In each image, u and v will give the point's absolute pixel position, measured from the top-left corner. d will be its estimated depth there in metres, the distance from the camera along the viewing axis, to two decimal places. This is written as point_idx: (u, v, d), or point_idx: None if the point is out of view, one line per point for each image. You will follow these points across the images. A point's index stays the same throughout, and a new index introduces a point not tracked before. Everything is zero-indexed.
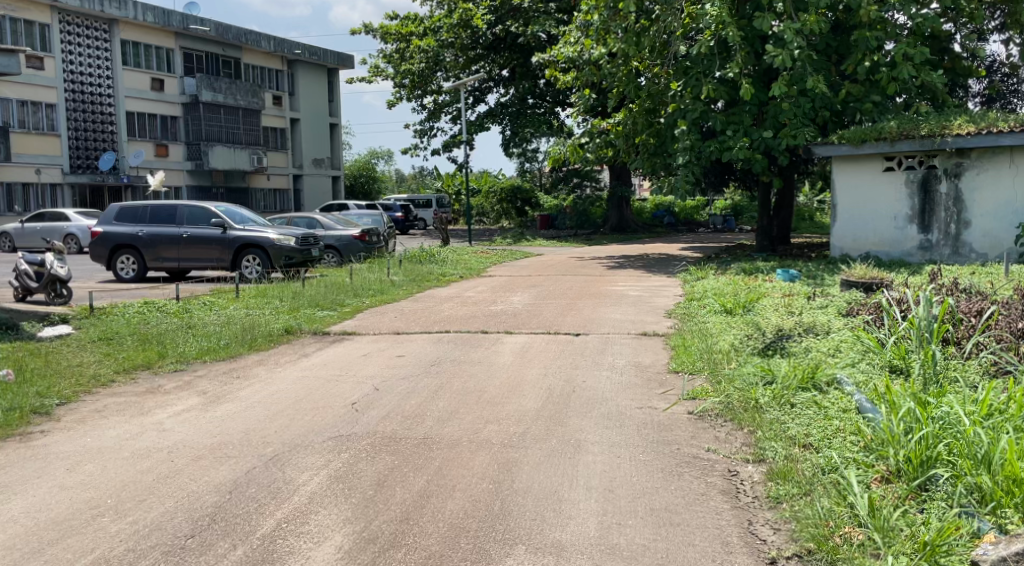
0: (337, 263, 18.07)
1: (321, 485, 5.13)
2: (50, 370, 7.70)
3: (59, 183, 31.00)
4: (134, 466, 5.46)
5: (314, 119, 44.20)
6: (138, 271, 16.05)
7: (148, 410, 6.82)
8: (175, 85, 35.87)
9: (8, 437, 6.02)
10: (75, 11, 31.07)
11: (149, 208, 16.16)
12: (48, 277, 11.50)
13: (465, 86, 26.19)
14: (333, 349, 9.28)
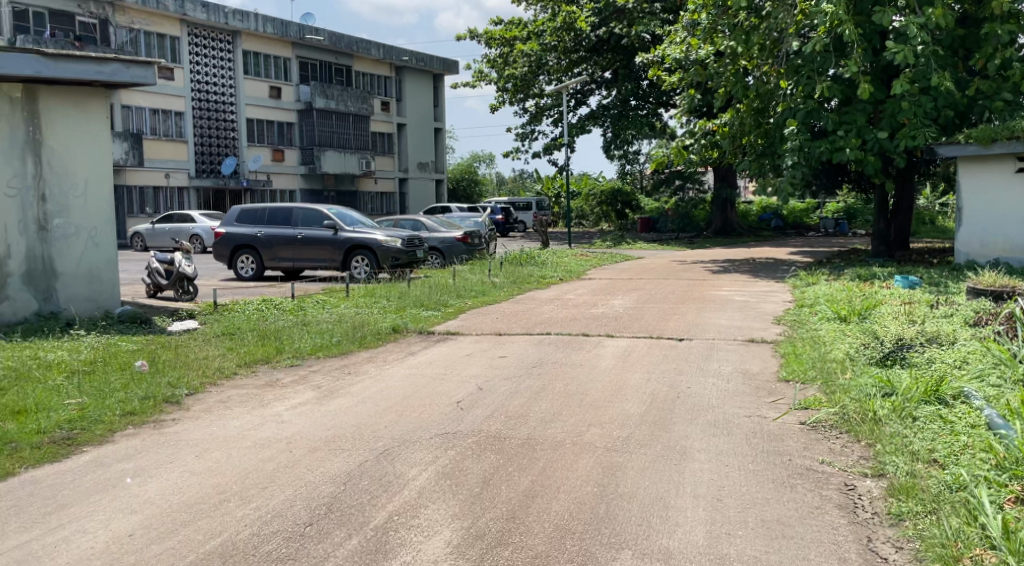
0: (440, 264, 18.39)
1: (429, 480, 5.24)
2: (179, 362, 8.14)
3: (185, 187, 32.66)
4: (257, 455, 5.72)
5: (420, 123, 45.07)
6: (256, 270, 16.73)
7: (267, 402, 7.13)
8: (292, 93, 37.28)
9: (143, 424, 6.39)
10: (202, 24, 32.82)
11: (267, 210, 16.85)
12: (176, 275, 12.16)
13: (568, 89, 26.25)
14: (438, 348, 9.46)
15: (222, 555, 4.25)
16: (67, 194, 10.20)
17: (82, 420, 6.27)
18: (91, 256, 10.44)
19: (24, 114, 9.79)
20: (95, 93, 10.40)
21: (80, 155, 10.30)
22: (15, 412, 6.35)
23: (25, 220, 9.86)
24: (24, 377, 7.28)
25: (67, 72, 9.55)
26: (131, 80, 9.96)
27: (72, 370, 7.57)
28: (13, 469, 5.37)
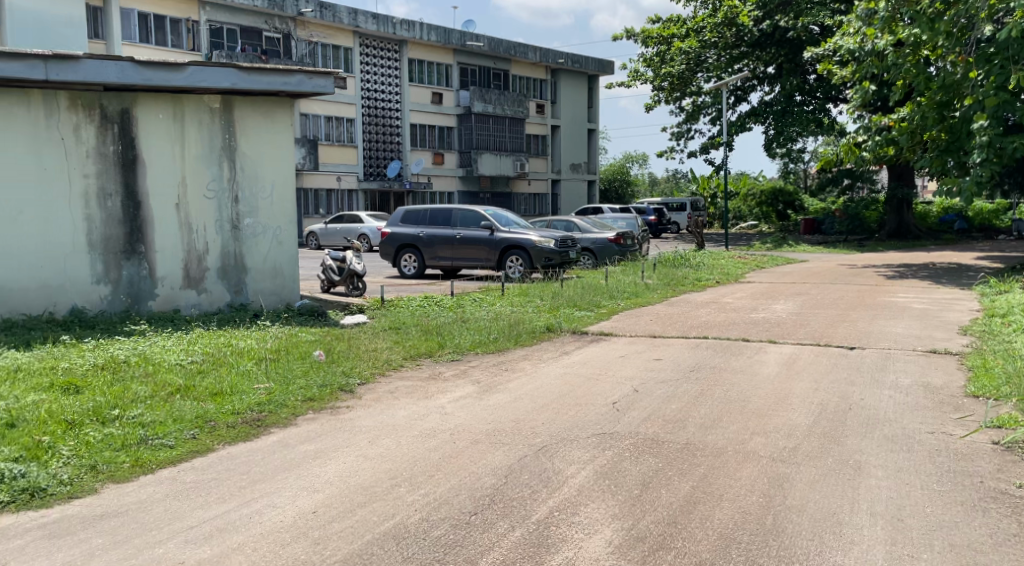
0: (593, 265, 18.39)
1: (588, 479, 5.24)
2: (352, 354, 8.56)
3: (354, 189, 34.25)
4: (424, 444, 5.93)
5: (575, 124, 45.16)
6: (418, 268, 17.28)
7: (432, 395, 7.36)
8: (452, 98, 38.31)
9: (321, 410, 6.76)
10: (372, 34, 34.39)
11: (429, 211, 17.40)
12: (348, 272, 12.82)
13: (728, 85, 25.58)
14: (593, 349, 9.45)
15: (395, 538, 4.43)
16: (256, 196, 10.93)
17: (270, 403, 6.71)
18: (275, 253, 11.13)
19: (222, 123, 10.61)
20: (284, 103, 11.04)
21: (270, 162, 10.99)
22: (213, 393, 6.88)
23: (220, 219, 10.70)
24: (218, 362, 7.88)
25: (258, 84, 10.23)
26: (313, 90, 10.50)
27: (259, 358, 8.11)
28: (213, 446, 5.81)
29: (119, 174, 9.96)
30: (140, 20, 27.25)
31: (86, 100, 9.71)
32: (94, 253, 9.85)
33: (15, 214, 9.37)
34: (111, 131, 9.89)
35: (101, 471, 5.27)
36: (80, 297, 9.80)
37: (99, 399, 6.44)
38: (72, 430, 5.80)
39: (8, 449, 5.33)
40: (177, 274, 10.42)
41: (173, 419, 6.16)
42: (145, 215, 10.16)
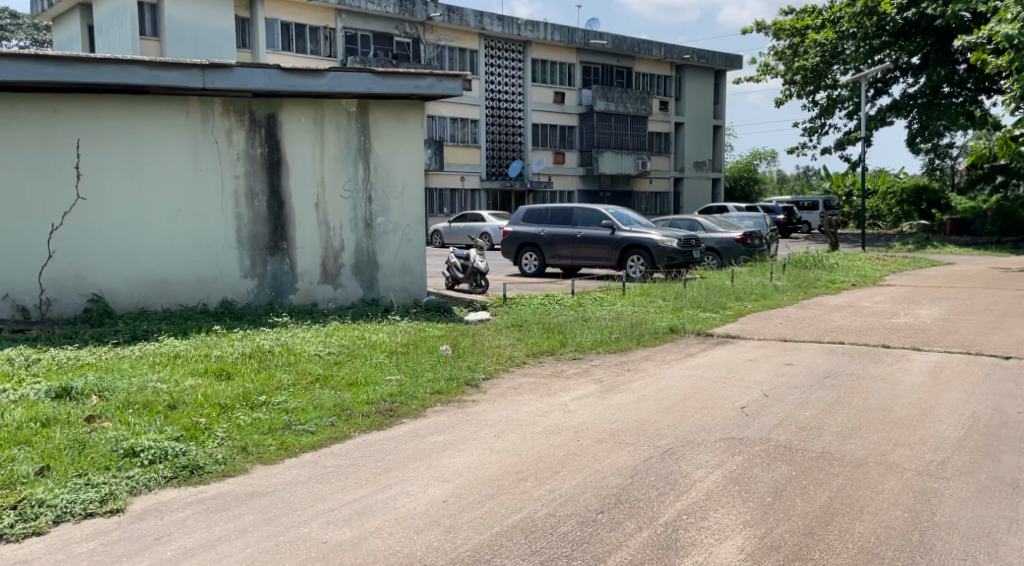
0: (717, 266, 17.96)
1: (717, 484, 5.10)
2: (477, 349, 8.66)
3: (477, 189, 34.74)
4: (549, 440, 5.93)
5: (701, 122, 44.22)
6: (538, 267, 17.33)
7: (555, 392, 7.35)
8: (574, 97, 38.29)
9: (448, 402, 6.88)
10: (497, 36, 34.80)
11: (551, 210, 17.40)
12: (471, 270, 13.01)
13: (867, 78, 24.42)
14: (719, 351, 9.21)
15: (523, 531, 4.44)
16: (388, 195, 11.23)
17: (401, 395, 6.87)
18: (405, 251, 11.40)
19: (358, 126, 10.95)
20: (415, 105, 11.28)
21: (401, 163, 11.26)
22: (349, 383, 7.12)
23: (355, 218, 11.06)
24: (353, 354, 8.14)
25: (392, 87, 10.50)
26: (443, 92, 10.69)
27: (391, 351, 8.33)
28: (350, 433, 6.01)
29: (265, 175, 10.46)
30: (282, 28, 28.60)
31: (236, 106, 10.23)
32: (242, 249, 10.39)
33: (174, 212, 9.98)
34: (258, 135, 10.38)
35: (251, 452, 5.54)
36: (230, 289, 10.36)
37: (248, 385, 6.78)
38: (225, 414, 6.12)
39: (170, 428, 5.68)
40: (315, 269, 10.85)
41: (313, 407, 6.41)
42: (287, 213, 10.63)
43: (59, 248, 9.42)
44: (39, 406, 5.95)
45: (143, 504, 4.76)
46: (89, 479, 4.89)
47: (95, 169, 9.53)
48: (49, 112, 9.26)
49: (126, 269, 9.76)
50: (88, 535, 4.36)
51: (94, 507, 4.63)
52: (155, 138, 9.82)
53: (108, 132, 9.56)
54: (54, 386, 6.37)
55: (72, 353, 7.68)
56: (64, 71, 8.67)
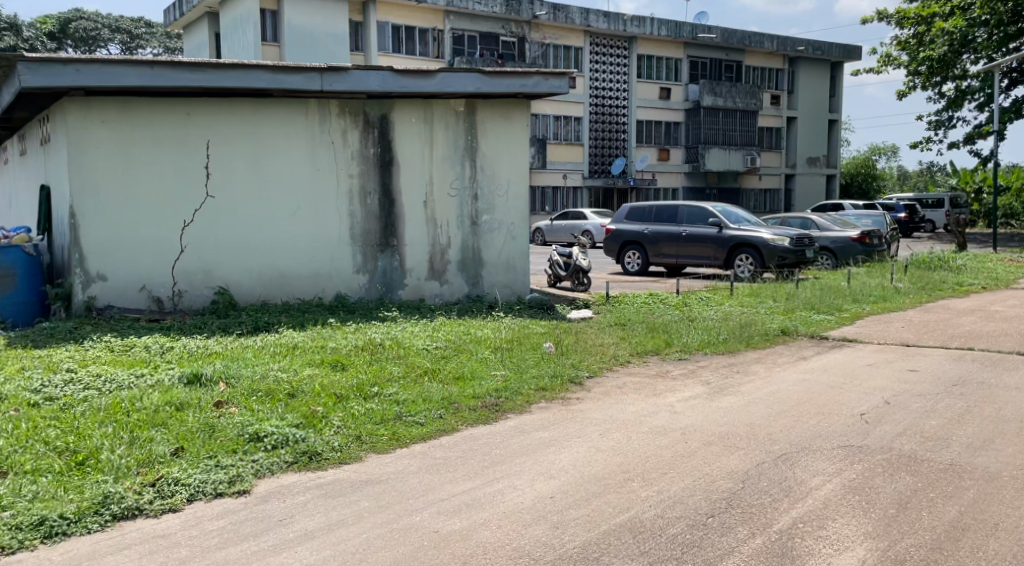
0: (832, 266, 17.37)
1: (835, 492, 4.95)
2: (580, 347, 8.66)
3: (580, 186, 34.69)
4: (656, 441, 5.87)
5: (815, 116, 42.74)
6: (642, 265, 17.15)
7: (660, 393, 7.27)
8: (681, 93, 37.67)
9: (553, 399, 6.90)
10: (602, 33, 34.65)
11: (655, 208, 17.18)
12: (573, 267, 13.01)
13: (999, 68, 23.01)
14: (834, 355, 8.90)
15: (631, 530, 4.43)
16: (493, 193, 11.36)
17: (507, 390, 6.94)
18: (509, 248, 11.50)
19: (465, 125, 11.10)
20: (521, 103, 11.35)
21: (507, 161, 11.36)
22: (456, 377, 7.26)
23: (461, 216, 11.23)
24: (459, 349, 8.27)
25: (500, 87, 10.61)
26: (549, 91, 10.73)
27: (495, 346, 8.43)
28: (458, 426, 6.12)
29: (378, 174, 10.75)
30: (393, 31, 29.30)
31: (351, 107, 10.54)
32: (355, 245, 10.71)
33: (293, 211, 10.38)
34: (372, 135, 10.67)
35: (365, 441, 5.71)
36: (343, 285, 10.69)
37: (361, 376, 7.02)
38: (341, 403, 6.33)
39: (291, 415, 5.93)
40: (423, 266, 11.08)
41: (422, 399, 6.55)
42: (398, 211, 10.89)
43: (190, 243, 9.93)
44: (173, 391, 6.31)
45: (266, 487, 4.97)
46: (218, 461, 5.15)
47: (223, 168, 10.01)
48: (181, 114, 9.77)
49: (248, 264, 10.22)
50: (219, 513, 4.60)
51: (223, 487, 4.87)
52: (276, 138, 10.23)
53: (234, 133, 10.02)
54: (186, 373, 6.74)
55: (201, 342, 8.09)
56: (194, 76, 9.18)
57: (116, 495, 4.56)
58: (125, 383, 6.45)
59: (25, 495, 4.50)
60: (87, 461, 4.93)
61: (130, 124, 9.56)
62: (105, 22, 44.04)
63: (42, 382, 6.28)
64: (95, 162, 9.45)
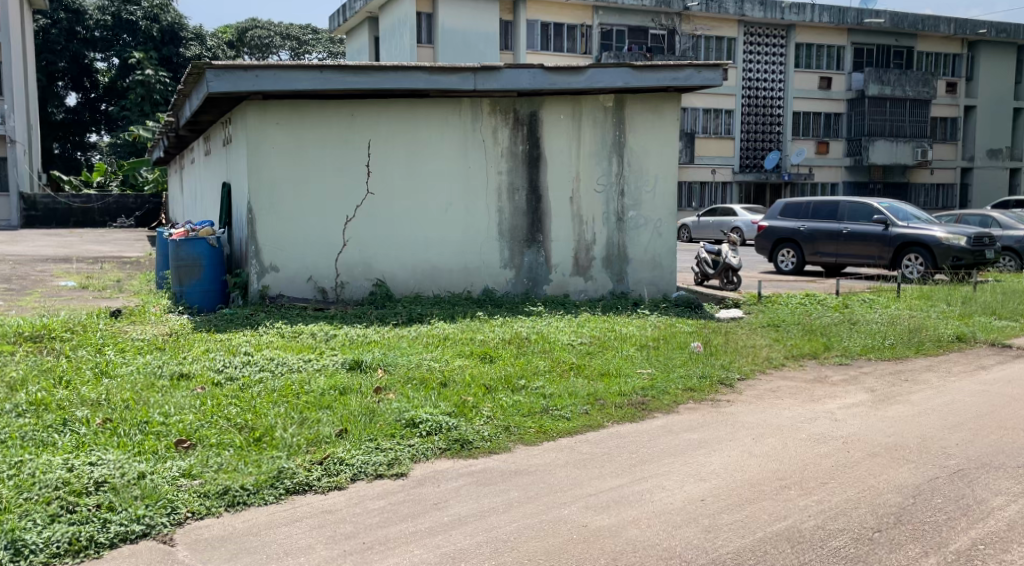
0: (1015, 268, 16.13)
1: (1021, 515, 4.61)
2: (731, 348, 8.46)
3: (729, 181, 34.02)
4: (814, 449, 5.66)
5: (997, 105, 39.49)
6: (796, 265, 16.52)
7: (818, 398, 7.00)
8: (843, 82, 35.86)
9: (702, 400, 6.79)
10: (758, 22, 33.60)
11: (812, 204, 16.52)
12: (722, 266, 12.69)
13: None
14: (1018, 365, 8.26)
15: (789, 540, 4.31)
16: (640, 189, 11.27)
17: (653, 388, 6.88)
18: (655, 245, 11.39)
19: (614, 120, 11.06)
20: (671, 97, 11.19)
21: (655, 156, 11.23)
22: (601, 373, 7.25)
23: (607, 211, 11.21)
24: (604, 345, 8.27)
25: (650, 81, 10.52)
26: (702, 83, 10.54)
27: (642, 344, 8.36)
28: (603, 423, 6.13)
29: (526, 171, 10.89)
30: (542, 29, 29.77)
31: (502, 105, 10.73)
32: (503, 241, 10.91)
33: (444, 207, 10.68)
34: (521, 132, 10.82)
35: (513, 432, 5.82)
36: (491, 279, 10.92)
37: (508, 368, 7.16)
38: (489, 394, 6.48)
39: (443, 404, 6.13)
40: (568, 262, 11.13)
41: (569, 394, 6.60)
42: (545, 207, 11.00)
43: (351, 237, 10.42)
44: (338, 376, 6.66)
45: (423, 470, 5.18)
46: (379, 443, 5.40)
47: (381, 166, 10.44)
48: (345, 115, 10.27)
49: (402, 257, 10.61)
50: (380, 493, 4.83)
51: (382, 469, 5.10)
52: (430, 137, 10.56)
53: (392, 133, 10.42)
54: (348, 359, 7.11)
55: (361, 331, 8.49)
56: (358, 78, 9.61)
57: (289, 471, 4.89)
58: (296, 366, 6.87)
59: (211, 465, 4.87)
60: (264, 438, 5.29)
61: (300, 126, 10.13)
62: (277, 30, 46.87)
63: (224, 363, 6.80)
64: (268, 161, 10.06)
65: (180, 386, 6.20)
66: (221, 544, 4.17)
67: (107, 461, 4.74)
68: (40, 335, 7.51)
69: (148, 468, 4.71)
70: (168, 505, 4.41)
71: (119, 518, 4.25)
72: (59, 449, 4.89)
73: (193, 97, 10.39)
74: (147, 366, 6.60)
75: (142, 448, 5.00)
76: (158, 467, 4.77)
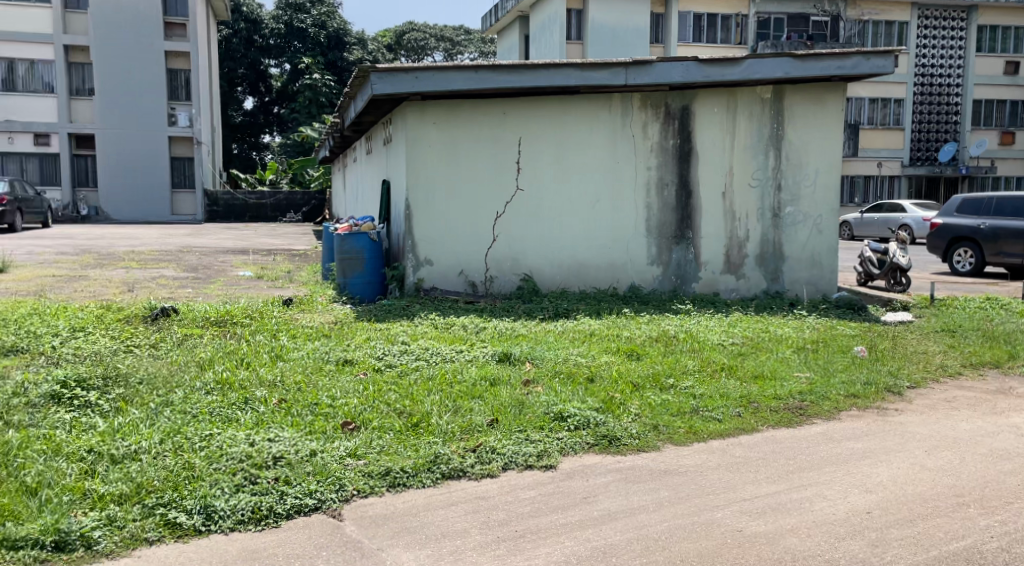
0: None
1: None
2: (899, 354, 8.00)
3: (897, 176, 32.19)
4: (996, 465, 5.28)
5: None
6: (975, 265, 15.41)
7: (1001, 411, 6.52)
8: None
9: (867, 408, 6.47)
10: (934, 4, 31.53)
11: (995, 200, 15.37)
12: (890, 265, 12.00)
13: None
14: None
15: (968, 561, 4.06)
16: (799, 183, 10.85)
17: (812, 393, 6.62)
18: (814, 242, 10.94)
19: (772, 112, 10.70)
20: (836, 87, 10.70)
21: (815, 149, 10.79)
22: (755, 375, 7.04)
23: (762, 207, 10.86)
24: (757, 346, 8.03)
25: (813, 70, 10.09)
26: (871, 71, 10.01)
27: (799, 347, 8.06)
28: (758, 426, 5.96)
29: (677, 166, 10.72)
30: (695, 20, 29.45)
31: (653, 100, 10.61)
32: (650, 237, 10.79)
33: (593, 203, 10.68)
34: (673, 127, 10.65)
35: (662, 431, 5.76)
36: (638, 276, 10.83)
37: (656, 367, 7.08)
38: (637, 392, 6.44)
39: (591, 399, 6.14)
40: (719, 259, 10.89)
41: (720, 395, 6.46)
42: (695, 203, 10.79)
43: (500, 233, 10.61)
44: (488, 368, 6.81)
45: (571, 464, 5.22)
46: (528, 435, 5.49)
47: (531, 162, 10.56)
48: (497, 114, 10.45)
49: (550, 253, 10.69)
50: (530, 483, 4.91)
51: (533, 460, 5.18)
52: (580, 133, 10.58)
53: (543, 130, 10.53)
54: (497, 351, 7.26)
55: (509, 324, 8.64)
56: (514, 77, 9.78)
57: (445, 456, 5.05)
58: (449, 357, 7.07)
59: (374, 447, 5.11)
60: (421, 423, 5.49)
61: (455, 125, 10.40)
62: (433, 32, 48.32)
63: (384, 351, 7.11)
64: (424, 159, 10.39)
65: (345, 371, 6.55)
66: (384, 522, 4.38)
67: (283, 438, 5.06)
68: (223, 320, 8.11)
69: (318, 446, 5.00)
70: (336, 482, 4.67)
71: (294, 491, 4.54)
72: (241, 425, 5.27)
73: (357, 99, 10.87)
74: (316, 351, 6.99)
75: (314, 427, 5.31)
76: (327, 446, 5.05)
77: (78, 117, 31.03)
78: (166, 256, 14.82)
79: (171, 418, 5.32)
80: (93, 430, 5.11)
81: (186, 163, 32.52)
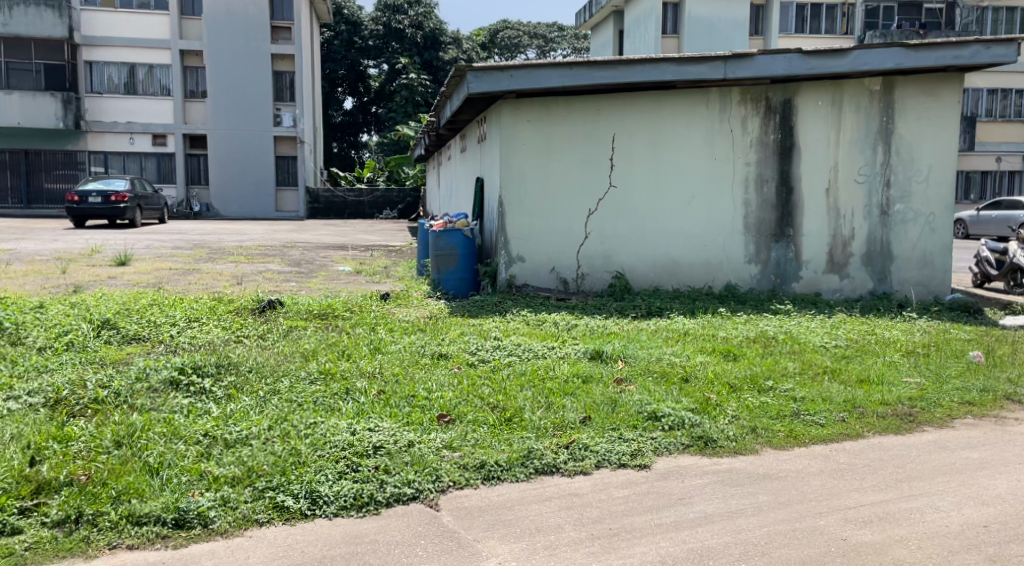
0: None
1: None
2: (1020, 360, 7.57)
3: (1017, 171, 30.47)
4: None
5: None
6: None
7: None
8: None
9: (984, 416, 6.14)
10: None
11: None
12: (1009, 266, 11.29)
13: None
14: None
15: None
16: (910, 179, 10.41)
17: (922, 400, 6.33)
18: (925, 241, 10.48)
19: (881, 105, 10.29)
20: (951, 78, 10.23)
21: (927, 144, 10.33)
22: (860, 379, 6.78)
23: (869, 205, 10.46)
24: (862, 349, 7.74)
25: (927, 60, 9.64)
26: (991, 60, 9.50)
27: (908, 350, 7.72)
28: (863, 432, 5.74)
29: (777, 161, 10.43)
30: (797, 11, 28.84)
31: (754, 94, 10.35)
32: (748, 235, 10.53)
33: (689, 200, 10.50)
34: (774, 121, 10.37)
35: (760, 435, 5.61)
36: (735, 274, 10.58)
37: (755, 368, 6.91)
38: (734, 394, 6.30)
39: (686, 399, 6.04)
40: (821, 258, 10.54)
41: (822, 399, 6.24)
42: (796, 200, 10.47)
43: (593, 230, 10.55)
44: (581, 365, 6.78)
45: (667, 464, 5.14)
46: (622, 433, 5.44)
47: (626, 158, 10.46)
48: (592, 110, 10.38)
49: (644, 250, 10.57)
50: (625, 482, 4.86)
51: (626, 459, 5.12)
52: (678, 128, 10.41)
53: (638, 125, 10.40)
54: (590, 349, 7.20)
55: (602, 322, 8.58)
56: (611, 74, 9.69)
57: (538, 452, 5.05)
58: (541, 353, 7.08)
59: (470, 440, 5.16)
60: (514, 418, 5.51)
61: (549, 121, 10.39)
62: (527, 30, 48.61)
63: (478, 346, 7.17)
64: (519, 156, 10.42)
65: (440, 364, 6.63)
66: (481, 513, 4.41)
67: (382, 428, 5.16)
68: (326, 313, 8.33)
69: (416, 437, 5.08)
70: (433, 473, 4.73)
71: (393, 480, 4.61)
72: (342, 414, 5.41)
73: (454, 97, 10.96)
74: (412, 345, 7.11)
75: (411, 418, 5.40)
76: (424, 437, 5.13)
77: (193, 119, 32.34)
78: (271, 252, 15.30)
79: (278, 405, 5.50)
80: (208, 415, 5.32)
81: (290, 161, 33.57)
